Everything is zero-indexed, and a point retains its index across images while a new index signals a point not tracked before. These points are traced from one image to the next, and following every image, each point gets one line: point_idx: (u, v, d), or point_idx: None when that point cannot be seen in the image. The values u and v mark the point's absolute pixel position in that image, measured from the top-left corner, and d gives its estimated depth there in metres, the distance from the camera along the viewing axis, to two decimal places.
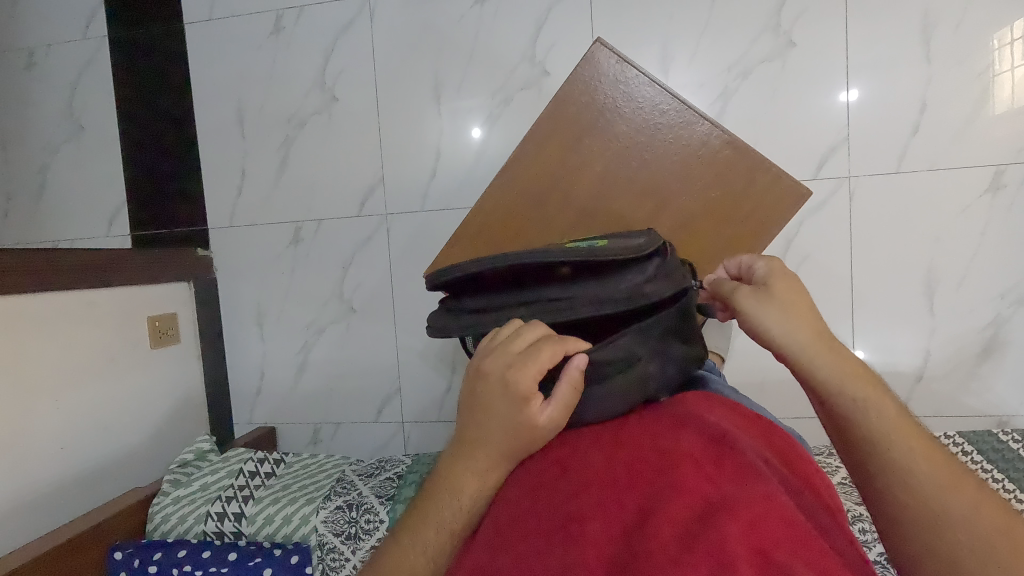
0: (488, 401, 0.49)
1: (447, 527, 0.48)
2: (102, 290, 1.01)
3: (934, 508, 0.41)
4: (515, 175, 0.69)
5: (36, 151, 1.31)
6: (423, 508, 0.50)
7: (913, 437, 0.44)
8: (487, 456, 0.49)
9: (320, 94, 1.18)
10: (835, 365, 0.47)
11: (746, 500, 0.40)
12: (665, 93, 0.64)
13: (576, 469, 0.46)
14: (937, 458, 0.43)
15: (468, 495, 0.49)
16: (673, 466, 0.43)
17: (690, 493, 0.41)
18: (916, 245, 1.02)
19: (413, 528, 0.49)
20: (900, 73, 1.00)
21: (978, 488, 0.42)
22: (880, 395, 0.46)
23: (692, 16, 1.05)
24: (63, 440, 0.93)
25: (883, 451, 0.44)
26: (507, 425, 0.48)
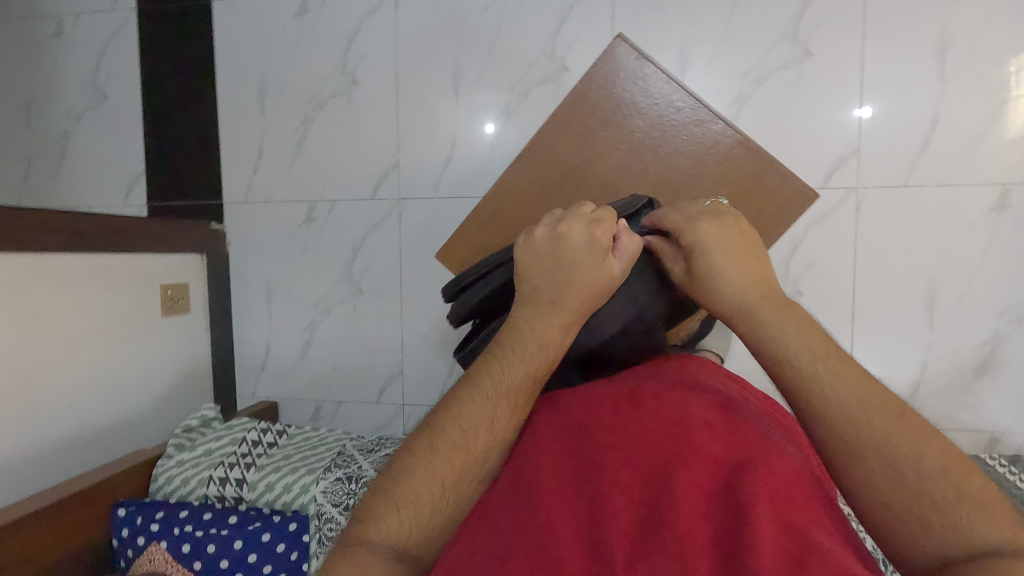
0: (577, 263, 0.51)
1: (532, 383, 0.50)
2: (119, 254, 1.04)
3: (870, 452, 0.42)
4: (531, 162, 0.70)
5: (59, 118, 1.34)
6: (495, 364, 0.50)
7: (846, 372, 0.44)
8: (572, 315, 0.51)
9: (342, 78, 1.20)
10: (763, 321, 0.49)
11: (767, 467, 0.40)
12: (681, 91, 0.67)
13: (598, 421, 0.46)
14: (872, 392, 0.43)
15: (552, 351, 0.51)
16: (691, 425, 0.44)
17: (712, 450, 0.42)
18: (920, 260, 1.03)
19: (485, 385, 0.49)
20: (912, 88, 1.01)
21: (912, 420, 0.42)
22: (818, 342, 0.46)
23: (711, 21, 1.06)
24: (74, 398, 0.95)
25: (820, 398, 0.44)
26: (592, 282, 0.51)
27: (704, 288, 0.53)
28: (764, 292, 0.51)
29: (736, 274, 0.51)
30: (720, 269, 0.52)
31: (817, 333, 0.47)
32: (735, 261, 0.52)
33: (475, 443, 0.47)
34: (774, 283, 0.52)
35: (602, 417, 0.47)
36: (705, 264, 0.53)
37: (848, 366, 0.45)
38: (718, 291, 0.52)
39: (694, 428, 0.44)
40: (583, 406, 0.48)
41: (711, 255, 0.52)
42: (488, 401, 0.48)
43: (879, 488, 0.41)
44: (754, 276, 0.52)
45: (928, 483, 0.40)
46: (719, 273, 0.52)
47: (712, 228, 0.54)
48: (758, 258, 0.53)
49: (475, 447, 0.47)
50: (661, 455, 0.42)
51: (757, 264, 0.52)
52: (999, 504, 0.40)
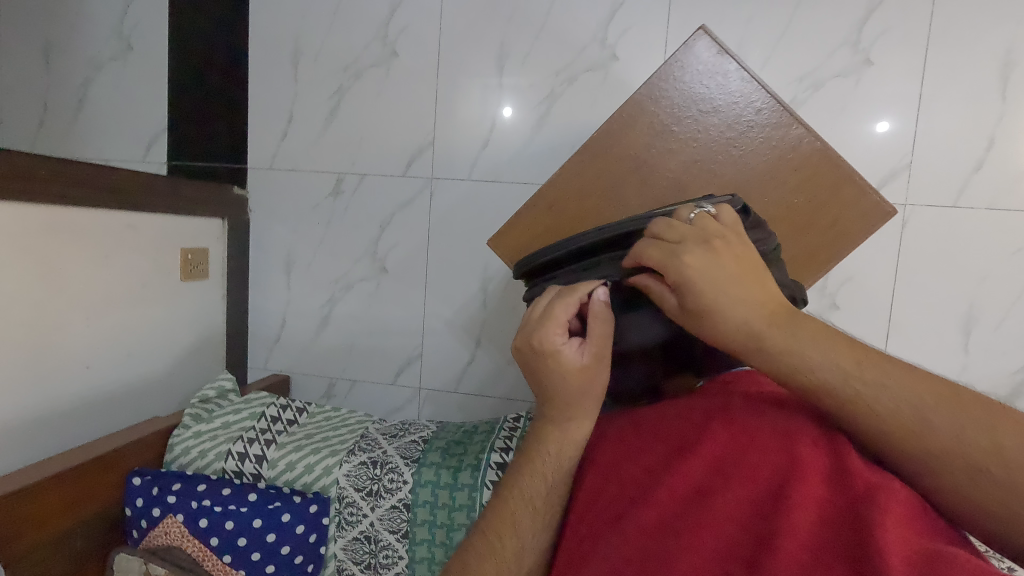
0: (554, 376, 0.53)
1: (552, 492, 0.55)
2: (142, 214, 0.99)
3: (948, 456, 0.39)
4: (596, 153, 0.67)
5: (80, 65, 1.28)
6: (522, 481, 0.56)
7: (890, 378, 0.41)
8: (571, 423, 0.55)
9: (381, 47, 1.15)
10: (782, 354, 0.44)
11: (885, 482, 0.38)
12: (762, 90, 0.63)
13: (697, 435, 0.46)
14: (928, 388, 0.41)
15: (572, 451, 0.55)
16: (791, 433, 0.44)
17: (818, 460, 0.41)
18: (962, 282, 1.01)
19: (515, 499, 0.56)
20: (972, 107, 0.99)
21: (973, 402, 0.40)
22: (838, 363, 0.43)
23: (772, 20, 1.03)
24: (90, 358, 0.92)
25: (869, 419, 0.41)
26: (563, 381, 0.53)
27: (706, 323, 0.46)
28: (771, 310, 0.45)
29: (741, 291, 0.46)
30: (720, 296, 0.45)
31: (843, 344, 0.43)
32: (732, 274, 0.46)
33: (504, 551, 0.55)
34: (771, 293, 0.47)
35: (702, 429, 0.46)
36: (708, 289, 0.46)
37: (894, 371, 0.41)
38: (731, 324, 0.45)
39: (796, 436, 0.43)
40: (680, 423, 0.49)
41: (704, 278, 0.45)
42: (514, 518, 0.55)
43: (973, 494, 0.39)
44: (755, 287, 0.46)
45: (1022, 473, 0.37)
46: (717, 300, 0.45)
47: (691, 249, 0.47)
48: (753, 268, 0.47)
49: (508, 553, 0.55)
50: (764, 468, 0.42)
51: (745, 268, 0.47)
52: None
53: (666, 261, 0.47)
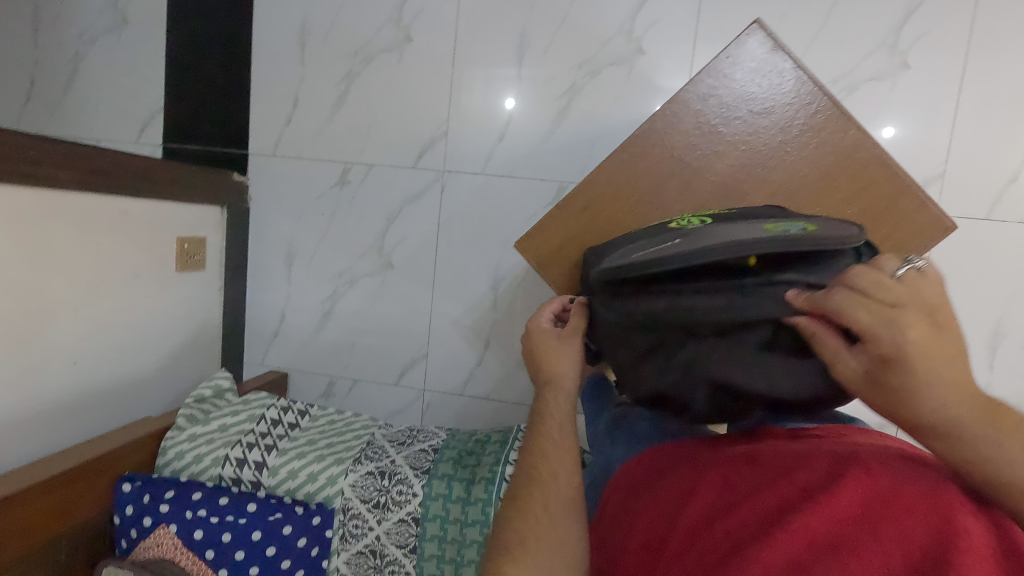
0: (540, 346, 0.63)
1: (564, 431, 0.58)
2: (135, 198, 0.93)
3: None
4: (634, 154, 0.63)
5: (71, 37, 1.21)
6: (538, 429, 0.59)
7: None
8: (556, 374, 0.61)
9: (395, 32, 1.10)
10: (983, 446, 0.35)
11: None
12: (817, 90, 0.59)
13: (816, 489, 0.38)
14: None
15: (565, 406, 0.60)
16: (945, 496, 0.35)
17: (983, 532, 0.33)
18: (989, 299, 0.98)
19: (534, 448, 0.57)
20: (1010, 116, 0.95)
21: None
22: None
23: (807, 19, 0.98)
24: (77, 354, 0.86)
25: None
26: (546, 348, 0.63)
27: (884, 395, 0.37)
28: (978, 397, 0.36)
29: (947, 369, 0.36)
30: (927, 382, 0.36)
31: None
32: (947, 358, 0.36)
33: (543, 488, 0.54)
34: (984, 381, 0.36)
35: (823, 481, 0.38)
36: (917, 362, 0.36)
37: None
38: (931, 416, 0.36)
39: (950, 500, 0.35)
40: (796, 463, 0.41)
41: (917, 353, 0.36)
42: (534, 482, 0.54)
43: None
44: (963, 368, 0.36)
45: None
46: (912, 379, 0.36)
47: (912, 316, 0.36)
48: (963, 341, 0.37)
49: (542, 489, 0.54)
50: (915, 531, 0.34)
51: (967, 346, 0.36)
52: None
53: (879, 321, 0.37)
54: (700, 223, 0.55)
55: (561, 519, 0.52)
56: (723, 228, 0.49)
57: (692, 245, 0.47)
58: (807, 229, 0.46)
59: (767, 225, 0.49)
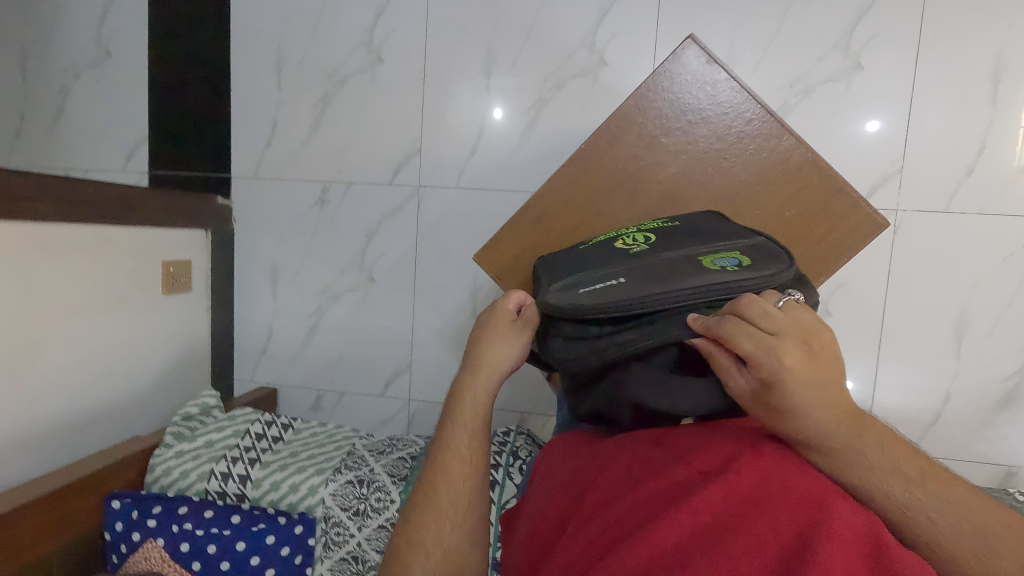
0: (485, 335, 0.60)
1: (474, 437, 0.57)
2: (118, 225, 0.97)
3: (982, 571, 0.40)
4: (582, 166, 0.66)
5: (58, 72, 1.25)
6: (453, 424, 0.57)
7: (946, 491, 0.41)
8: (487, 363, 0.58)
9: (366, 53, 1.13)
10: (847, 451, 0.42)
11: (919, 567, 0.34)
12: (752, 101, 0.62)
13: (711, 474, 0.40)
14: (979, 508, 0.41)
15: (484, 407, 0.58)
16: (826, 490, 0.38)
17: (852, 521, 0.36)
18: (953, 289, 1.01)
19: (442, 453, 0.56)
20: (962, 111, 0.98)
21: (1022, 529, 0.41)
22: (898, 468, 0.42)
23: (763, 24, 1.01)
24: (67, 378, 0.89)
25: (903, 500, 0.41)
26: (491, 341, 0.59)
27: (769, 412, 0.44)
28: (842, 410, 0.42)
29: (820, 387, 0.42)
30: (797, 396, 0.42)
31: (888, 439, 0.43)
32: (815, 377, 0.42)
33: (441, 502, 0.54)
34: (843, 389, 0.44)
35: (718, 466, 0.41)
36: (791, 381, 0.42)
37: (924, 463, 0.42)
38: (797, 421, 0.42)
39: (828, 492, 0.38)
40: (698, 452, 0.43)
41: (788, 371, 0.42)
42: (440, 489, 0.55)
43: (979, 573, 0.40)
44: (834, 385, 0.43)
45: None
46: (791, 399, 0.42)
47: (787, 342, 0.43)
48: (834, 360, 0.44)
49: (442, 503, 0.54)
50: (786, 520, 0.37)
51: (831, 362, 0.43)
52: None
53: (760, 347, 0.43)
54: (642, 244, 0.57)
55: (456, 528, 0.53)
56: (667, 264, 0.53)
57: (640, 286, 0.51)
58: (742, 266, 0.51)
59: (703, 258, 0.53)
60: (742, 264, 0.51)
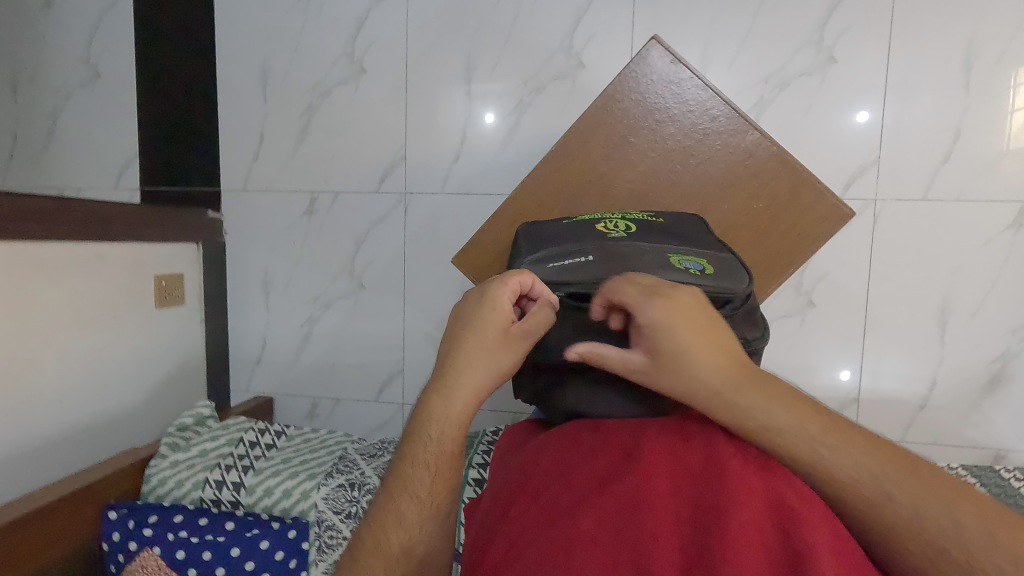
0: (476, 326, 0.51)
1: (438, 478, 0.49)
2: (109, 242, 0.99)
3: (870, 507, 0.41)
4: (553, 169, 0.67)
5: (48, 94, 1.27)
6: (432, 416, 0.50)
7: (852, 446, 0.42)
8: (470, 374, 0.50)
9: (349, 64, 1.15)
10: (752, 412, 0.44)
11: (830, 532, 0.37)
12: (716, 98, 0.64)
13: (645, 446, 0.42)
14: (885, 459, 0.42)
15: (467, 406, 0.50)
16: (754, 465, 0.41)
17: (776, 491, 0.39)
18: (934, 276, 1.02)
19: (398, 492, 0.49)
20: (935, 100, 0.99)
21: (931, 477, 0.41)
22: (802, 426, 0.43)
23: (736, 23, 1.03)
24: (62, 393, 0.91)
25: (785, 439, 0.43)
26: (485, 337, 0.51)
27: (673, 378, 0.46)
28: (717, 356, 0.47)
29: (709, 345, 0.47)
30: (672, 339, 0.47)
31: (767, 386, 0.45)
32: (689, 324, 0.47)
33: (391, 550, 0.47)
34: (722, 341, 0.48)
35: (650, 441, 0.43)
36: (665, 326, 0.47)
37: (807, 407, 0.44)
38: (675, 366, 0.46)
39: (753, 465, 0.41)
40: (606, 440, 0.45)
41: (660, 318, 0.47)
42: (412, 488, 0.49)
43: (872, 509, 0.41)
44: (705, 333, 0.47)
45: (975, 550, 0.38)
46: (689, 360, 0.46)
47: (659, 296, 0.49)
48: (717, 323, 0.49)
49: (391, 552, 0.47)
50: (692, 504, 0.39)
51: (704, 315, 0.48)
52: (946, 480, 0.42)
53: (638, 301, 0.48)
54: (621, 231, 0.60)
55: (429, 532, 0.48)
56: (639, 250, 0.56)
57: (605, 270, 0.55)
58: (704, 273, 0.54)
59: (672, 256, 0.56)
60: (706, 269, 0.54)
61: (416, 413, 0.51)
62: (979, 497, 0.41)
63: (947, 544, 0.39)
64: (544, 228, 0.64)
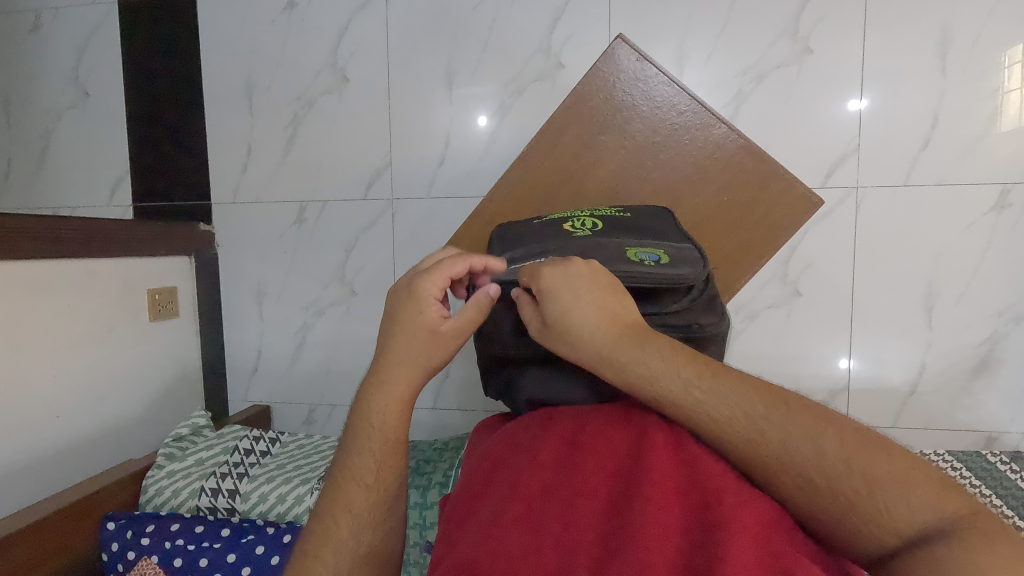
0: (411, 322, 0.54)
1: (384, 465, 0.51)
2: (102, 259, 1.01)
3: (783, 467, 0.40)
4: (530, 166, 0.71)
5: (39, 115, 1.30)
6: (373, 403, 0.53)
7: (724, 388, 0.43)
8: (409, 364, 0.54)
9: (332, 74, 1.17)
10: (650, 376, 0.45)
11: (751, 498, 0.38)
12: (683, 94, 0.68)
13: (583, 432, 0.45)
14: (756, 397, 0.42)
15: (405, 391, 0.53)
16: (687, 444, 0.43)
17: (702, 466, 0.41)
18: (919, 261, 1.02)
19: (345, 481, 0.50)
20: (914, 86, 1.00)
21: (842, 428, 0.40)
22: (676, 375, 0.44)
23: (711, 19, 1.04)
24: (59, 408, 0.93)
25: (694, 405, 0.43)
26: (419, 332, 0.54)
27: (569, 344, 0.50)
28: (619, 325, 0.49)
29: (599, 307, 0.50)
30: (570, 312, 0.49)
31: (674, 353, 0.46)
32: (587, 297, 0.50)
33: (341, 537, 0.48)
34: (626, 309, 0.50)
35: (587, 427, 0.45)
36: (561, 302, 0.50)
37: (713, 370, 0.44)
38: (579, 339, 0.49)
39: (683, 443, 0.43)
40: (544, 435, 0.46)
41: (558, 294, 0.50)
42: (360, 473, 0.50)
43: (783, 468, 0.40)
44: (604, 303, 0.50)
45: (840, 478, 0.38)
46: (575, 323, 0.49)
47: (556, 272, 0.51)
48: (610, 283, 0.51)
49: (340, 542, 0.47)
50: (620, 483, 0.40)
51: (606, 288, 0.51)
52: (864, 434, 0.40)
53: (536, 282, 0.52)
54: (588, 229, 0.61)
55: (376, 515, 0.49)
56: (599, 245, 0.57)
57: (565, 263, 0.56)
58: (660, 263, 0.55)
59: (629, 249, 0.57)
60: (662, 259, 0.55)
61: (359, 402, 0.54)
62: (853, 426, 0.41)
63: (862, 497, 0.37)
64: (520, 227, 0.66)
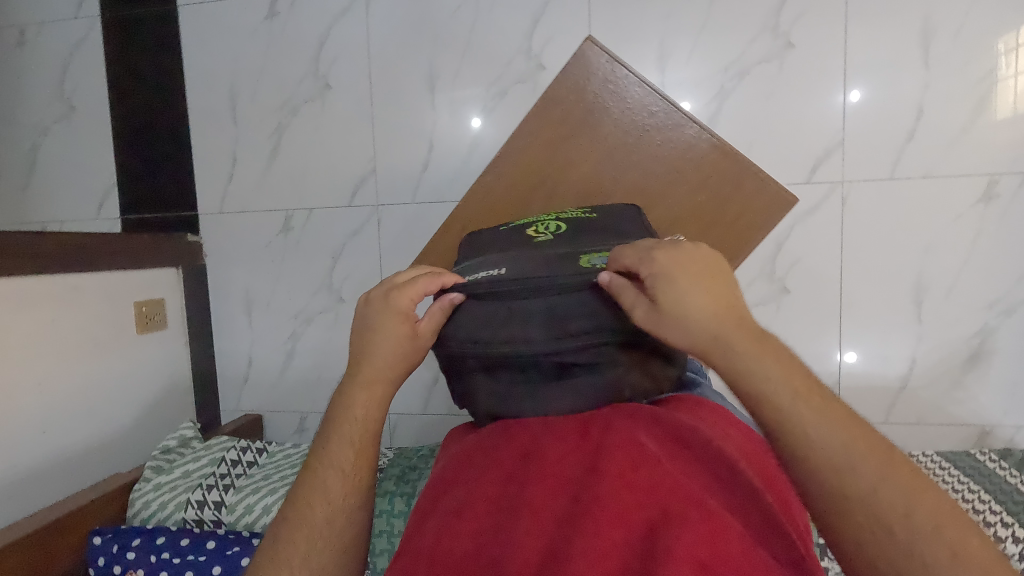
0: (379, 328, 0.55)
1: (349, 475, 0.51)
2: (89, 273, 1.01)
3: (867, 514, 0.37)
4: (503, 173, 0.72)
5: (26, 131, 1.30)
6: (342, 411, 0.53)
7: (832, 417, 0.40)
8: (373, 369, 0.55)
9: (314, 81, 1.17)
10: (756, 381, 0.42)
11: (699, 516, 0.37)
12: (654, 94, 0.67)
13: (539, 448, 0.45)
14: (857, 437, 0.39)
15: (374, 399, 0.54)
16: (640, 456, 0.41)
17: (652, 478, 0.40)
18: (907, 254, 1.01)
19: (307, 493, 0.50)
20: (898, 78, 0.99)
21: (935, 498, 0.37)
22: (781, 388, 0.41)
23: (692, 16, 1.03)
24: (46, 424, 0.93)
25: (803, 425, 0.40)
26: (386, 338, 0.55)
27: (677, 329, 0.45)
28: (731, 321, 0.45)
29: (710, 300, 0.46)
30: (685, 296, 0.46)
31: (790, 367, 0.42)
32: (705, 287, 0.46)
33: (298, 551, 0.48)
34: (741, 308, 0.46)
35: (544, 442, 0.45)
36: (679, 284, 0.46)
37: (826, 400, 0.41)
38: (683, 326, 0.45)
39: (638, 455, 0.42)
40: (504, 449, 0.46)
41: (678, 276, 0.47)
42: (324, 484, 0.50)
43: (869, 515, 0.37)
44: (719, 298, 0.46)
45: (919, 547, 0.35)
46: (687, 309, 0.45)
47: (673, 256, 0.48)
48: (726, 280, 0.48)
49: (298, 555, 0.47)
50: (573, 493, 0.40)
51: (722, 285, 0.47)
52: (958, 514, 0.37)
53: (646, 260, 0.48)
54: (550, 233, 0.61)
55: (337, 526, 0.49)
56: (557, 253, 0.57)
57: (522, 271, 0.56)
58: None
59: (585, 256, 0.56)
60: None
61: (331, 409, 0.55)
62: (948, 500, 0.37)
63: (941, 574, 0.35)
64: (490, 232, 0.66)
